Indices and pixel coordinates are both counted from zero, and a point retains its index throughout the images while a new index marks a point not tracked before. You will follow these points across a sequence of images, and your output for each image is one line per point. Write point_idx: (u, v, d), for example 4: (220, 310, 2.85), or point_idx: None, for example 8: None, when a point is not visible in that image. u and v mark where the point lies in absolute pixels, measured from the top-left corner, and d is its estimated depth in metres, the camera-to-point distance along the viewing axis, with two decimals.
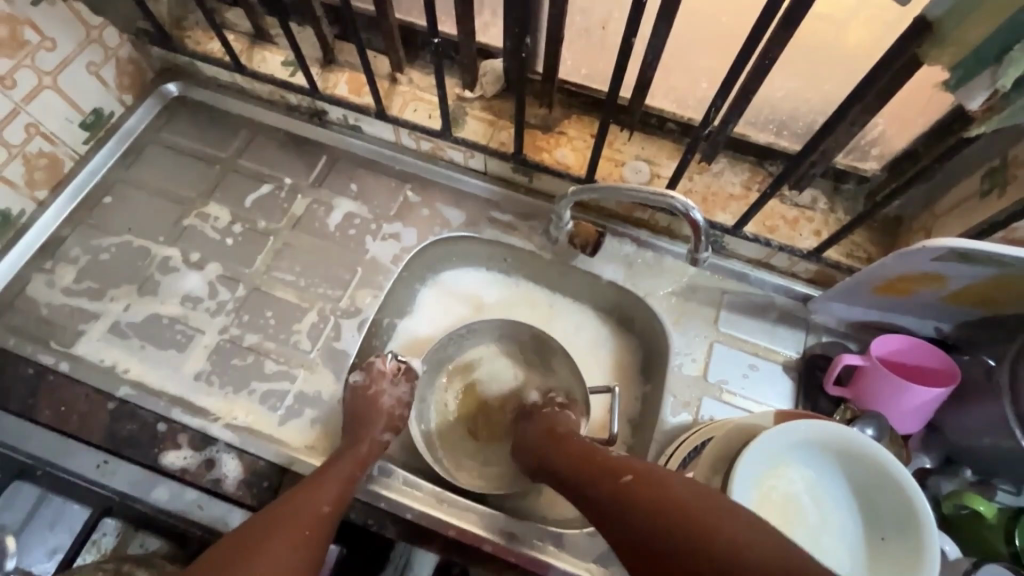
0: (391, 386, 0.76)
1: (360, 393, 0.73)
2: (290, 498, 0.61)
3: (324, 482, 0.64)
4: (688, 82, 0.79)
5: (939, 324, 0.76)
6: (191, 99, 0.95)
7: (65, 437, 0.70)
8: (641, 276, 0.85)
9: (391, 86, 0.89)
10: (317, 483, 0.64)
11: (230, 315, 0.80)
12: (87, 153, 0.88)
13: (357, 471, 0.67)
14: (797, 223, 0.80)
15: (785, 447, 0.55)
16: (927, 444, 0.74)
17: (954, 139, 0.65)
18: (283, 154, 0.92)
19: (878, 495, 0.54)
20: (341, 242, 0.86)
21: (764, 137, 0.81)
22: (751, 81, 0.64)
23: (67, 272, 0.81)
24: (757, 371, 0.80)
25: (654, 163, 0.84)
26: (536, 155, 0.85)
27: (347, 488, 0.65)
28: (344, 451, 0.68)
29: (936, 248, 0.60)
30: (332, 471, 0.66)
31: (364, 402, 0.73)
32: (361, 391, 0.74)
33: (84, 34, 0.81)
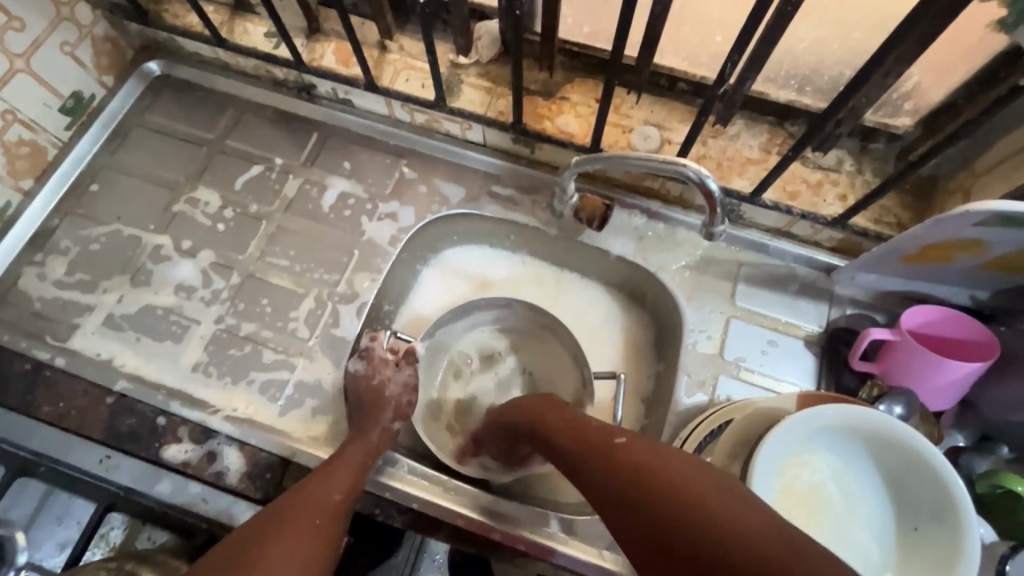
0: (394, 372, 0.74)
1: (362, 383, 0.71)
2: (301, 490, 0.59)
3: (334, 470, 0.62)
4: (702, 35, 0.73)
5: (975, 292, 0.71)
6: (174, 77, 0.91)
7: (66, 433, 0.69)
8: (652, 250, 0.80)
9: (380, 55, 0.84)
10: (327, 471, 0.62)
11: (224, 304, 0.77)
12: (70, 139, 0.84)
13: (367, 455, 0.65)
14: (820, 187, 0.75)
15: (810, 434, 0.51)
16: (961, 421, 0.69)
17: (1004, 89, 0.58)
18: (273, 132, 0.88)
19: (912, 483, 0.50)
20: (336, 223, 0.82)
21: (785, 95, 0.74)
22: (772, 31, 0.58)
23: (58, 264, 0.79)
24: (777, 347, 0.75)
25: (664, 128, 0.77)
26: (537, 124, 0.79)
27: (360, 472, 0.64)
28: (355, 437, 0.67)
29: (977, 213, 0.55)
30: (341, 460, 0.63)
31: (369, 393, 0.71)
32: (366, 382, 0.72)
33: (54, 11, 0.77)
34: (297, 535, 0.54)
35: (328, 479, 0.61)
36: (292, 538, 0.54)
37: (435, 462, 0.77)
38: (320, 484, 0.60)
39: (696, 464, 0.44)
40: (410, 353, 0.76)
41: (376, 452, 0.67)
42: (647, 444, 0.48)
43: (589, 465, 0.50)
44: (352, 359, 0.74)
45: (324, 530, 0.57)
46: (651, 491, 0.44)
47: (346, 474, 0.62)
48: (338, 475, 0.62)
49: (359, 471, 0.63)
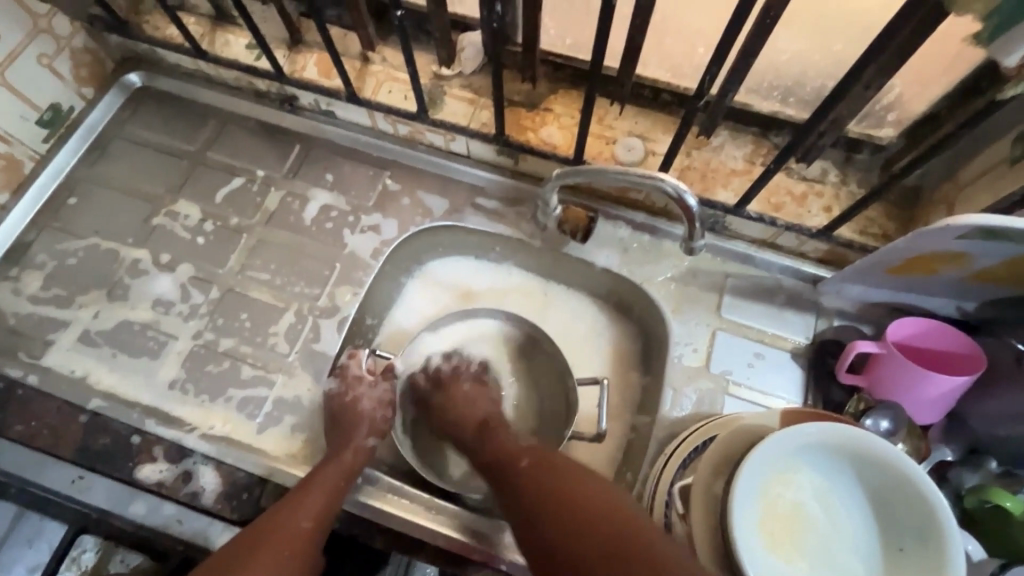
0: (369, 388, 0.72)
1: (335, 401, 0.70)
2: (274, 515, 0.58)
3: (308, 494, 0.60)
4: (685, 47, 0.72)
5: (962, 303, 0.70)
6: (155, 89, 0.90)
7: (38, 452, 0.68)
8: (638, 262, 0.79)
9: (363, 67, 0.83)
10: (301, 494, 0.60)
11: (203, 319, 0.76)
12: (47, 152, 0.83)
13: (342, 475, 0.64)
14: (805, 198, 0.74)
15: (791, 452, 0.50)
16: (948, 434, 0.68)
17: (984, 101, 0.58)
18: (255, 144, 0.87)
19: (895, 500, 0.49)
20: (317, 235, 0.81)
21: (768, 106, 0.74)
22: (751, 44, 0.57)
23: (33, 279, 0.78)
24: (764, 360, 0.74)
25: (648, 140, 0.77)
26: (520, 135, 0.78)
27: (336, 494, 0.62)
28: (332, 456, 0.65)
29: (959, 227, 0.54)
30: (316, 482, 0.62)
31: (343, 412, 0.69)
32: (338, 400, 0.70)
33: (31, 23, 0.76)
34: (268, 565, 0.54)
35: (301, 503, 0.59)
36: (262, 569, 0.53)
37: (418, 479, 0.76)
38: (294, 508, 0.59)
39: (618, 502, 0.52)
40: (388, 369, 0.75)
41: (354, 471, 0.65)
42: (557, 472, 0.57)
43: (541, 516, 0.53)
44: (329, 379, 0.73)
45: (296, 558, 0.56)
46: (583, 521, 0.51)
47: (320, 497, 0.61)
48: (312, 498, 0.60)
49: (332, 493, 0.62)
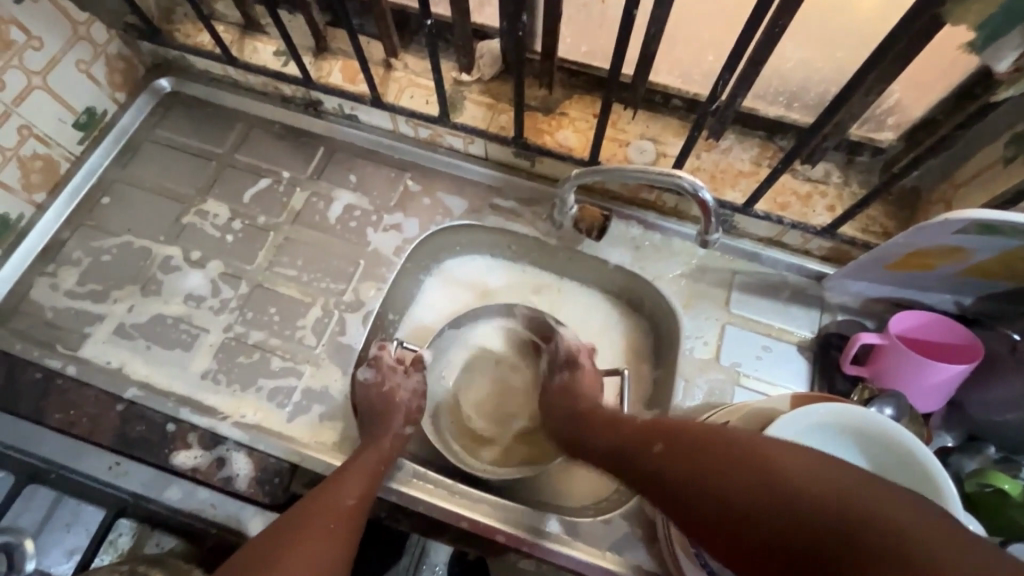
0: (404, 379, 0.75)
1: (373, 390, 0.72)
2: (318, 496, 0.61)
3: (347, 476, 0.63)
4: (694, 56, 0.76)
5: (959, 298, 0.73)
6: (184, 94, 0.94)
7: (76, 440, 0.70)
8: (650, 259, 0.83)
9: (386, 73, 0.87)
10: (342, 476, 0.63)
11: (233, 313, 0.79)
12: (82, 153, 0.87)
13: (380, 460, 0.66)
14: (809, 198, 0.78)
15: (803, 430, 0.54)
16: (947, 421, 0.72)
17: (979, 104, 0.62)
18: (280, 146, 0.90)
19: (898, 475, 0.53)
20: (342, 234, 0.85)
21: (774, 110, 0.78)
22: (760, 52, 0.61)
23: (69, 274, 0.81)
24: (771, 352, 0.78)
25: (659, 143, 0.81)
26: (537, 138, 0.82)
27: (373, 478, 0.65)
28: (369, 442, 0.68)
29: (956, 221, 0.57)
30: (354, 464, 0.65)
31: (379, 399, 0.72)
32: (377, 390, 0.73)
33: (71, 31, 0.79)
34: (314, 540, 0.56)
35: (341, 484, 0.62)
36: (310, 543, 0.56)
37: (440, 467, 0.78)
38: (335, 490, 0.61)
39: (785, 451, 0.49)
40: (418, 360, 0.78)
41: (389, 457, 0.68)
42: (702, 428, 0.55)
43: (699, 481, 0.51)
44: (360, 368, 0.76)
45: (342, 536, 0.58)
46: (741, 470, 0.49)
47: (360, 480, 0.63)
48: (352, 482, 0.63)
49: (371, 478, 0.64)
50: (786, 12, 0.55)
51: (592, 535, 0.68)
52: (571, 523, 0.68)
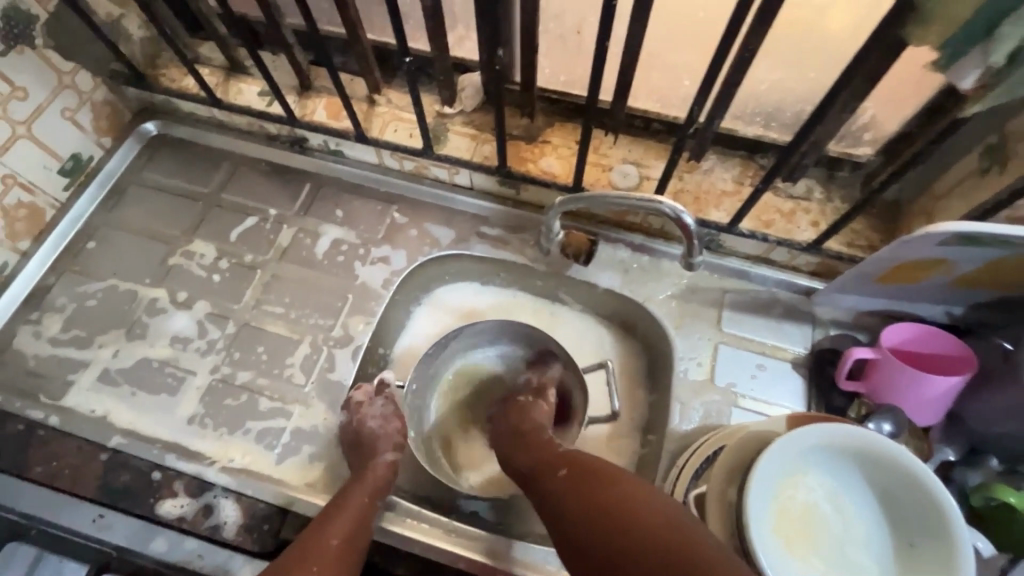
0: (371, 408, 0.72)
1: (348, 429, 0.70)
2: (305, 540, 0.58)
3: (331, 517, 0.61)
4: (671, 81, 0.78)
5: (951, 308, 0.73)
6: (170, 136, 0.95)
7: (59, 492, 0.68)
8: (639, 281, 0.82)
9: (369, 108, 0.88)
10: (329, 517, 0.61)
11: (220, 354, 0.78)
12: (67, 200, 0.87)
13: (368, 497, 0.64)
14: (793, 215, 0.78)
15: (801, 453, 0.52)
16: (948, 434, 0.70)
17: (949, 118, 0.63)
18: (266, 184, 0.91)
19: (902, 496, 0.51)
20: (330, 269, 0.84)
21: (753, 130, 0.79)
22: (733, 76, 0.62)
23: (53, 321, 0.80)
24: (766, 371, 0.77)
25: (642, 166, 0.82)
26: (521, 166, 0.83)
27: (364, 517, 0.62)
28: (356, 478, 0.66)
29: (938, 235, 0.57)
30: (341, 503, 0.63)
31: (357, 436, 0.69)
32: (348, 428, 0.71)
33: (56, 80, 0.80)
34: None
35: (325, 527, 0.60)
36: None
37: (436, 504, 0.76)
38: (322, 531, 0.59)
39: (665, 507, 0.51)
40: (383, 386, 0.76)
41: (377, 493, 0.66)
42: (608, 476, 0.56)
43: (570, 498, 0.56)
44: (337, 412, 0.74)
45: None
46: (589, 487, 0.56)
47: (348, 518, 0.61)
48: (340, 521, 0.61)
49: (360, 517, 0.62)
50: (755, 37, 0.57)
51: None
52: None
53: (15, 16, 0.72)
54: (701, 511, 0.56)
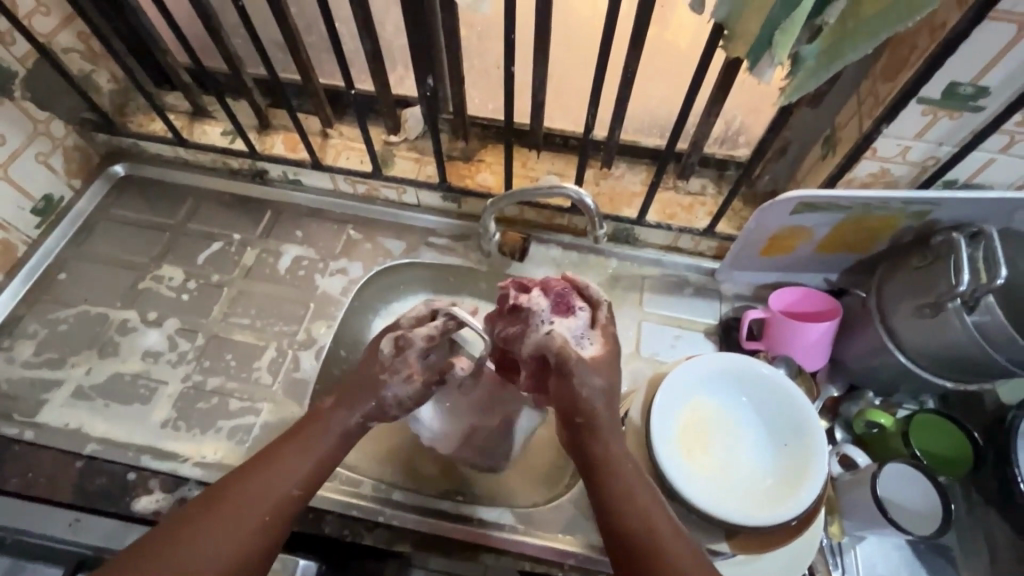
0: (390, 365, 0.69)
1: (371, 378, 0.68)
2: (256, 468, 0.62)
3: (288, 459, 0.63)
4: (580, 104, 0.93)
5: (827, 274, 0.88)
6: (137, 176, 1.02)
7: (33, 501, 0.72)
8: (570, 274, 0.94)
9: (323, 141, 0.99)
10: (288, 454, 0.63)
11: (191, 364, 0.84)
12: (39, 236, 0.93)
13: (334, 446, 0.66)
14: (692, 207, 0.93)
15: (693, 381, 0.65)
16: (832, 375, 0.83)
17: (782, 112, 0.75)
18: (230, 213, 1.00)
19: (773, 408, 0.64)
20: (292, 282, 0.93)
21: (651, 141, 0.94)
22: (620, 92, 0.77)
23: (26, 347, 0.85)
24: (683, 340, 0.89)
25: (563, 176, 0.95)
26: (460, 182, 0.95)
27: (321, 463, 0.64)
28: (323, 420, 0.67)
29: (786, 201, 0.72)
30: (302, 446, 0.64)
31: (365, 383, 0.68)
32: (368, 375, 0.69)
33: (31, 127, 0.88)
34: (227, 521, 0.57)
35: (279, 470, 0.62)
36: (220, 527, 0.56)
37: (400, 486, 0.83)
38: (276, 465, 0.62)
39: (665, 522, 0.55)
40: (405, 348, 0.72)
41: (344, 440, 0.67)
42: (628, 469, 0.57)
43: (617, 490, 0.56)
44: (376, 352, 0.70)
45: (266, 518, 0.59)
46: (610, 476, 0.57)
47: (305, 466, 0.63)
48: (297, 465, 0.63)
49: (312, 468, 0.63)
50: (629, 60, 0.72)
51: (544, 521, 0.74)
52: (524, 513, 0.74)
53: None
54: None
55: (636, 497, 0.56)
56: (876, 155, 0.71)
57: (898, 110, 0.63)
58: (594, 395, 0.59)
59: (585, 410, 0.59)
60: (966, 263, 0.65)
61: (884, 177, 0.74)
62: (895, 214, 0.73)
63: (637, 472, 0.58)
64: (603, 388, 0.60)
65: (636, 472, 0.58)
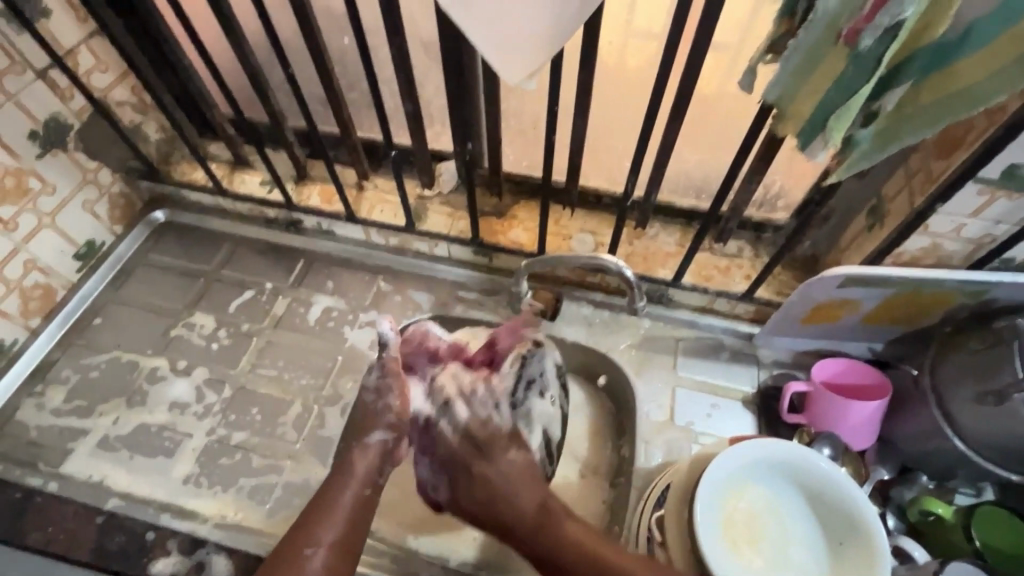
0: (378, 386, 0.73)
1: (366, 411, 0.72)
2: (301, 535, 0.63)
3: (327, 510, 0.65)
4: (615, 164, 0.92)
5: (872, 345, 0.84)
6: (177, 223, 1.05)
7: (51, 558, 0.72)
8: (601, 333, 0.92)
9: (359, 193, 1.01)
10: (321, 513, 0.65)
11: (216, 416, 0.83)
12: (78, 280, 0.95)
13: (364, 486, 0.67)
14: (728, 270, 0.91)
15: (739, 469, 0.62)
16: (882, 456, 0.78)
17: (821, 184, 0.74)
18: (263, 261, 1.01)
19: (826, 502, 0.61)
20: (320, 333, 0.93)
21: (687, 202, 0.93)
22: (660, 158, 0.77)
23: (57, 393, 0.86)
24: (720, 409, 0.85)
25: (597, 234, 0.95)
26: (492, 238, 0.95)
27: (359, 507, 0.66)
28: (346, 465, 0.69)
29: (834, 276, 0.70)
30: (335, 496, 0.66)
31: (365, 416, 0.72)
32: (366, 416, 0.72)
33: (81, 176, 0.91)
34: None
35: (315, 527, 0.63)
36: None
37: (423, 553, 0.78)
38: (314, 525, 0.63)
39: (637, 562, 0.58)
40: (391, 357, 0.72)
41: (370, 479, 0.68)
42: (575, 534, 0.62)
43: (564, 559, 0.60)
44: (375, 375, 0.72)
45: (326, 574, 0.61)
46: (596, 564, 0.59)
47: (341, 514, 0.65)
48: (335, 519, 0.64)
49: (353, 520, 0.65)
50: (671, 129, 0.72)
51: None
52: None
53: (55, 126, 0.85)
54: (662, 532, 0.63)
55: (576, 536, 0.62)
56: (929, 231, 0.68)
57: (954, 189, 0.61)
58: (502, 467, 0.67)
59: (496, 496, 0.65)
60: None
61: (936, 251, 0.71)
62: (950, 291, 0.69)
63: (538, 511, 0.64)
64: (528, 496, 0.65)
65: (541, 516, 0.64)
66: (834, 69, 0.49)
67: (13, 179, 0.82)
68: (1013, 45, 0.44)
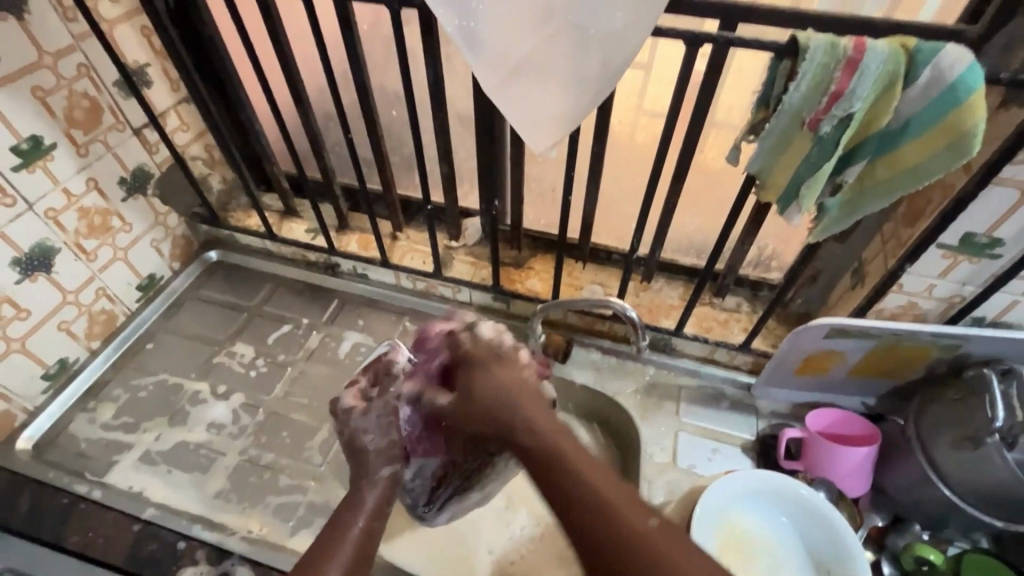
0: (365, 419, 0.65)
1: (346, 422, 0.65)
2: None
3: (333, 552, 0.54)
4: (624, 224, 1.03)
5: (865, 399, 0.90)
6: (227, 262, 1.16)
7: (88, 562, 0.77)
8: (608, 378, 0.99)
9: (392, 242, 1.12)
10: (327, 550, 0.54)
11: (249, 438, 0.90)
12: (137, 309, 1.05)
13: (371, 518, 0.59)
14: (727, 323, 0.98)
15: (737, 496, 0.70)
16: (876, 504, 0.82)
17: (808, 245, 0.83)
18: (301, 299, 1.11)
19: (818, 536, 0.68)
20: (349, 366, 1.01)
21: (689, 260, 1.03)
22: (663, 218, 0.87)
23: (108, 409, 0.94)
24: (720, 455, 0.90)
25: (606, 286, 1.04)
26: (510, 286, 1.05)
27: (367, 543, 0.57)
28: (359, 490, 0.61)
29: (820, 326, 0.77)
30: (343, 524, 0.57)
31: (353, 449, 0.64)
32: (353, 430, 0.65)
33: (154, 218, 1.04)
34: None
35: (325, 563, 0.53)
36: None
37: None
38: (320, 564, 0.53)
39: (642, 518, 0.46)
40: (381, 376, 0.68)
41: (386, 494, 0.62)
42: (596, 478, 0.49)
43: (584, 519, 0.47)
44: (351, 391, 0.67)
45: None
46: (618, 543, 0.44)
47: (348, 550, 0.55)
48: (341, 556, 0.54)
49: (361, 549, 0.55)
50: (672, 194, 0.83)
51: None
52: None
53: (140, 175, 0.99)
54: None
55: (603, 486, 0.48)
56: (904, 290, 0.76)
57: (921, 253, 0.70)
58: (490, 381, 0.61)
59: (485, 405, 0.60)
60: (1000, 400, 0.67)
61: (914, 309, 0.78)
62: (926, 345, 0.76)
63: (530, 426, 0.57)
64: (503, 373, 0.61)
65: (554, 422, 0.57)
66: (801, 149, 0.59)
67: (100, 217, 0.94)
68: (944, 137, 0.53)
